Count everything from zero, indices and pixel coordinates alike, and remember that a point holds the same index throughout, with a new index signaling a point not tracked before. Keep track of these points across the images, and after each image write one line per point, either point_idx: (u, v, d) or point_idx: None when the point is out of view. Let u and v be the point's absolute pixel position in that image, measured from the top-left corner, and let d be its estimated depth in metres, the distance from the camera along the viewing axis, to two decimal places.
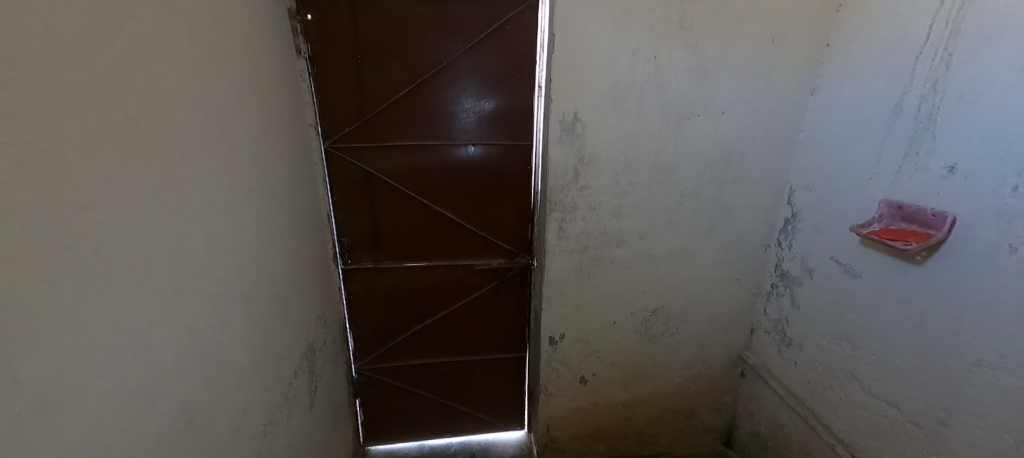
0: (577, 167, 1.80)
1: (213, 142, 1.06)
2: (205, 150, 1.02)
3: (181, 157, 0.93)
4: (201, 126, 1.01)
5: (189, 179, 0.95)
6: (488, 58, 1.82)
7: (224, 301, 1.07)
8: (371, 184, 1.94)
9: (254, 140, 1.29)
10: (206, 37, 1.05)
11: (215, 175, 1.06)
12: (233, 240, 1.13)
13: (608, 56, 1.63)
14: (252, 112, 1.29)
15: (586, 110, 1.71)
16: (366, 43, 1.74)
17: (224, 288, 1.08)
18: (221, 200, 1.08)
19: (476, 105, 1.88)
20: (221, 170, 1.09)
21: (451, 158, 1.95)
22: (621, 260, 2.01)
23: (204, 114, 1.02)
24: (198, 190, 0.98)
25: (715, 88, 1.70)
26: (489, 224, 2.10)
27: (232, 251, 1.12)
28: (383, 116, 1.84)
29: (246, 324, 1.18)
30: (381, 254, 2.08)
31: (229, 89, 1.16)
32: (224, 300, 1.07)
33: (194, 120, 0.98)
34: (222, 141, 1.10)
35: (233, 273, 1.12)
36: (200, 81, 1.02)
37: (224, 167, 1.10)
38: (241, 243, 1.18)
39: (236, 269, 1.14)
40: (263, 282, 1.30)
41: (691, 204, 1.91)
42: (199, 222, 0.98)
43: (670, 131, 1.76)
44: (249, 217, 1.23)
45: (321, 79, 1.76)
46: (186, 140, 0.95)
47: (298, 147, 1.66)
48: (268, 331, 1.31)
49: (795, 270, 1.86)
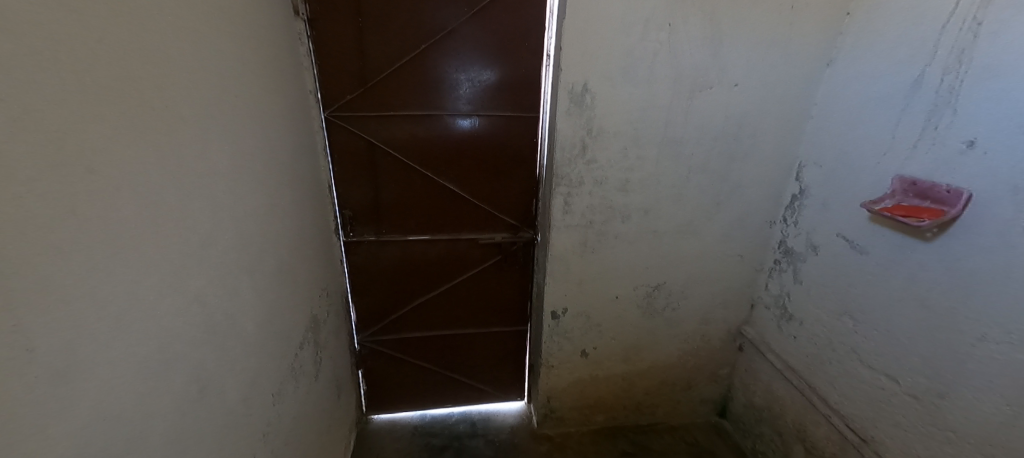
0: (585, 140, 1.76)
1: (214, 106, 1.01)
2: (207, 114, 0.97)
3: (183, 121, 0.88)
4: (201, 89, 0.95)
5: (191, 143, 0.91)
6: (496, 24, 1.74)
7: (230, 273, 1.04)
8: (373, 155, 1.89)
9: (255, 105, 1.24)
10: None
11: (216, 141, 1.01)
12: (237, 210, 1.10)
13: (621, 22, 1.56)
14: (251, 76, 1.22)
15: (597, 81, 1.65)
16: (369, 6, 1.64)
17: (230, 259, 1.05)
18: (224, 169, 1.04)
19: (482, 74, 1.82)
20: (223, 135, 1.04)
21: (456, 129, 1.90)
22: (625, 236, 2.00)
23: (204, 76, 0.97)
24: (200, 157, 0.94)
25: (730, 57, 1.64)
26: (493, 198, 2.07)
27: (236, 221, 1.09)
28: (386, 84, 1.77)
29: (253, 295, 1.16)
30: (383, 227, 2.05)
31: (228, 51, 1.09)
32: (230, 271, 1.05)
33: (194, 82, 0.93)
34: (223, 106, 1.05)
35: (238, 244, 1.09)
36: (198, 39, 0.95)
37: (225, 132, 1.06)
38: (244, 213, 1.14)
39: (241, 241, 1.11)
40: (267, 254, 1.27)
41: (698, 179, 1.88)
42: (203, 190, 0.94)
43: (682, 103, 1.71)
44: (252, 186, 1.19)
45: (321, 43, 1.67)
46: (187, 104, 0.90)
47: (299, 115, 1.60)
48: (273, 304, 1.29)
49: (800, 246, 1.86)
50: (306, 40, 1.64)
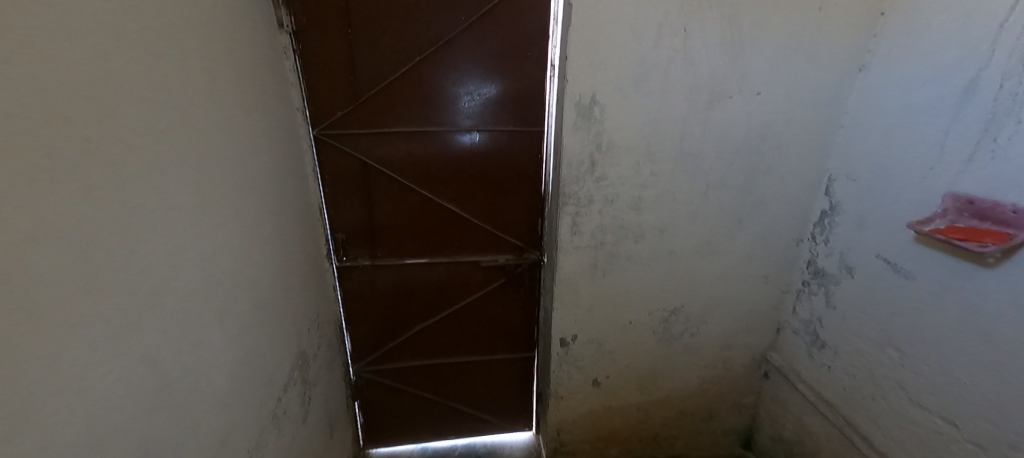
0: (594, 155, 1.63)
1: (175, 130, 0.89)
2: (164, 143, 0.85)
3: (132, 153, 0.76)
4: (156, 114, 0.83)
5: (144, 174, 0.79)
6: (495, 33, 1.62)
7: (194, 320, 0.92)
8: (367, 175, 1.76)
9: (231, 127, 1.12)
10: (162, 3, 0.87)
11: (179, 170, 0.89)
12: (206, 245, 0.98)
13: (632, 28, 1.43)
14: (225, 97, 1.11)
15: (606, 93, 1.52)
16: (359, 16, 1.52)
17: (195, 303, 0.93)
18: (188, 202, 0.92)
19: (481, 87, 1.69)
20: (188, 163, 0.93)
21: (455, 146, 1.77)
22: (639, 257, 1.85)
23: (162, 97, 0.85)
24: (156, 192, 0.82)
25: (751, 63, 1.50)
26: (496, 218, 1.93)
27: (204, 259, 0.97)
28: (379, 100, 1.65)
29: (226, 339, 1.04)
30: (378, 251, 1.92)
31: (194, 69, 0.97)
32: (194, 318, 0.92)
33: (147, 107, 0.81)
34: (188, 131, 0.93)
35: (206, 286, 0.97)
36: (154, 57, 0.84)
37: (192, 159, 0.94)
38: (216, 249, 1.02)
39: (209, 281, 0.98)
40: (244, 291, 1.15)
41: (717, 196, 1.74)
42: (160, 227, 0.82)
43: (699, 114, 1.57)
44: (226, 218, 1.07)
45: (308, 57, 1.55)
46: (136, 133, 0.78)
47: (284, 136, 1.48)
48: (252, 346, 1.16)
49: (832, 268, 1.70)
50: (292, 54, 1.52)
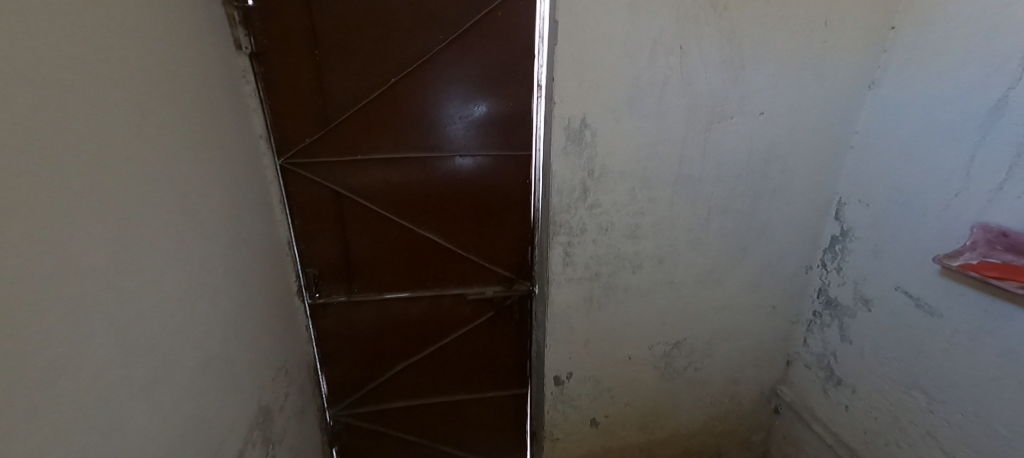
0: (586, 182, 1.50)
1: (99, 176, 0.75)
2: (89, 195, 0.72)
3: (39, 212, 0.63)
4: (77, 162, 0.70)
5: (48, 236, 0.64)
6: (476, 51, 1.50)
7: (124, 397, 0.78)
8: (341, 205, 1.62)
9: (178, 164, 0.98)
10: (81, 26, 0.74)
11: (104, 223, 0.75)
12: (143, 307, 0.83)
13: (624, 46, 1.31)
14: (174, 133, 0.98)
15: (598, 115, 1.40)
16: (326, 35, 1.39)
17: (125, 377, 0.78)
18: (121, 260, 0.78)
19: (463, 109, 1.57)
20: (118, 212, 0.78)
21: (436, 173, 1.64)
22: (637, 288, 1.71)
23: (78, 139, 0.71)
24: (74, 255, 0.68)
25: (752, 82, 1.38)
26: (482, 247, 1.80)
27: (138, 322, 0.82)
28: (352, 125, 1.52)
29: (166, 412, 0.89)
30: (355, 286, 1.77)
31: (132, 104, 0.84)
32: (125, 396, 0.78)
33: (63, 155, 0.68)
34: (122, 177, 0.80)
35: (147, 353, 0.84)
36: (68, 90, 0.70)
37: (123, 208, 0.79)
38: (161, 309, 0.89)
39: (151, 347, 0.85)
40: (196, 351, 1.00)
41: (720, 222, 1.61)
42: (69, 296, 0.67)
43: (698, 136, 1.45)
44: (173, 271, 0.93)
45: (271, 80, 1.41)
46: (47, 187, 0.64)
47: (246, 167, 1.34)
48: (204, 414, 1.02)
49: (846, 298, 1.57)
50: (252, 77, 1.38)
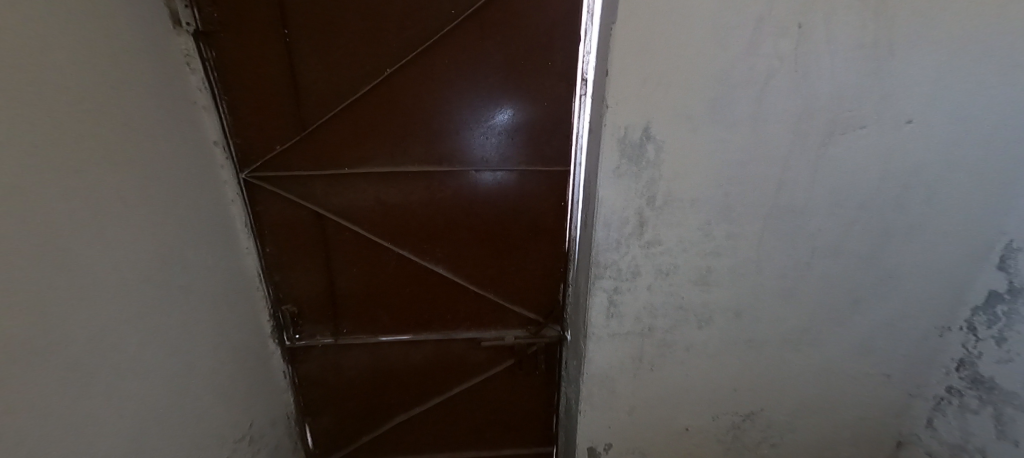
0: (642, 212, 1.11)
1: None
2: None
3: None
4: None
5: None
6: (500, 34, 1.11)
7: None
8: (324, 231, 1.28)
9: (44, 206, 0.64)
10: None
11: None
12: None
13: (713, 25, 0.90)
14: (44, 157, 0.64)
15: (666, 122, 1.00)
16: (299, 10, 1.03)
17: None
18: None
19: (481, 112, 1.19)
20: None
21: (445, 193, 1.28)
22: (702, 348, 1.31)
23: None
24: None
25: (902, 78, 0.94)
26: (501, 284, 1.45)
27: None
28: (335, 130, 1.16)
29: None
30: (345, 326, 1.45)
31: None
32: None
33: None
34: None
35: None
36: None
37: None
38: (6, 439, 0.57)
39: None
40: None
41: (826, 268, 1.18)
42: None
43: (809, 154, 1.03)
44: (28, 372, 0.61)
45: (226, 69, 1.06)
46: None
47: (190, 188, 1.01)
48: None
49: (1008, 383, 1.12)
50: (199, 64, 1.02)
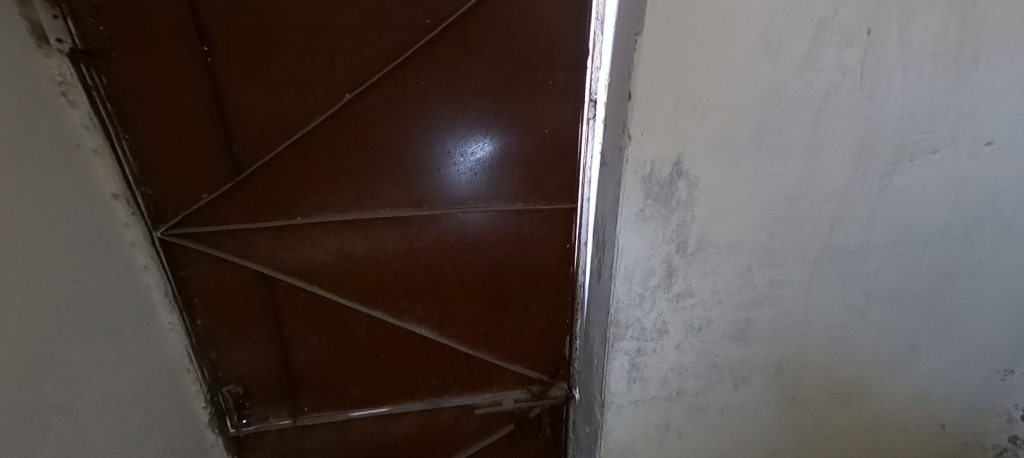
0: (672, 261, 0.91)
1: None
2: None
3: None
4: None
5: None
6: (489, 48, 0.90)
7: None
8: (274, 295, 1.02)
9: None
10: None
11: None
12: None
13: (764, 35, 0.71)
14: None
15: (702, 154, 0.80)
16: (223, 21, 0.77)
17: None
18: None
19: (465, 142, 0.97)
20: None
21: (424, 240, 1.05)
22: (738, 409, 1.11)
23: None
24: None
25: (988, 94, 0.76)
26: (496, 341, 1.22)
27: None
28: (281, 172, 0.90)
29: None
30: (306, 404, 1.18)
31: None
32: None
33: None
34: None
35: None
36: None
37: None
38: None
39: None
40: None
41: (882, 313, 0.99)
42: None
43: (869, 185, 0.84)
44: None
45: (124, 99, 0.79)
46: None
47: (84, 265, 0.74)
48: None
49: None
50: (81, 95, 0.75)
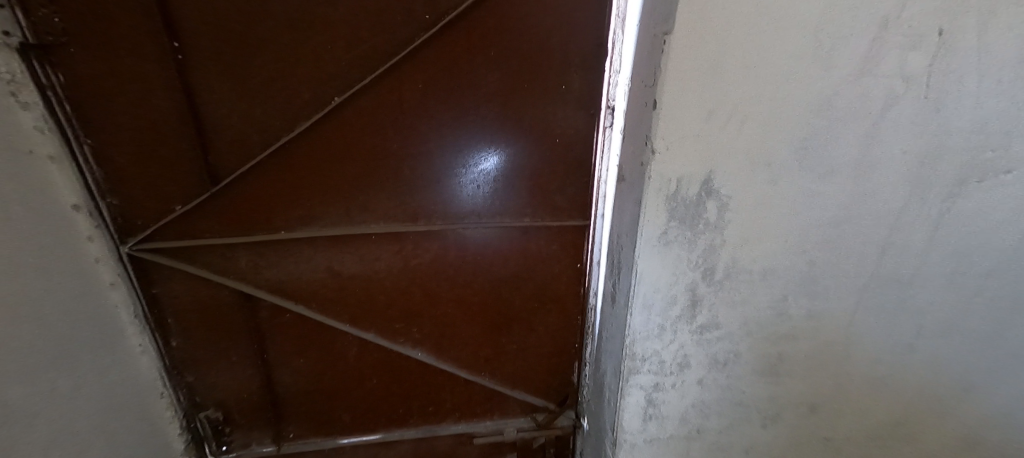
0: (697, 289, 0.81)
1: None
2: None
3: None
4: None
5: None
6: (495, 48, 0.81)
7: None
8: (257, 315, 0.93)
9: None
10: None
11: None
12: None
13: (815, 36, 0.61)
14: None
15: (736, 171, 0.70)
16: (196, 13, 0.68)
17: None
18: None
19: (468, 152, 0.88)
20: None
21: (421, 257, 0.96)
22: (765, 451, 1.00)
23: None
24: None
25: None
26: (499, 365, 1.12)
27: None
28: (264, 182, 0.82)
29: None
30: (292, 430, 1.09)
31: None
32: None
33: None
34: None
35: None
36: None
37: None
38: None
39: None
40: None
41: (938, 353, 0.85)
42: None
43: (930, 209, 0.73)
44: None
45: (87, 100, 0.71)
46: None
47: (39, 286, 0.65)
48: None
49: None
50: (34, 94, 0.66)
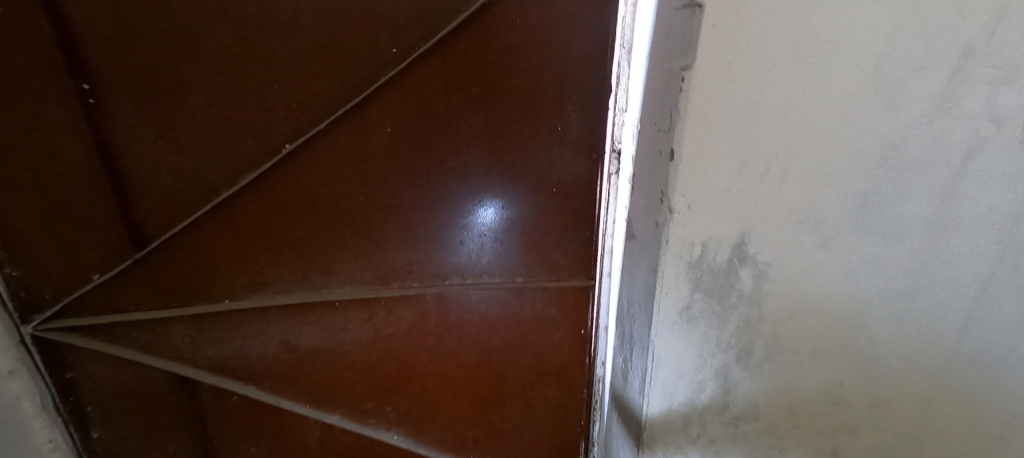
0: (730, 375, 0.64)
1: None
2: None
3: None
4: None
5: None
6: (476, 86, 0.70)
7: None
8: (199, 397, 0.79)
9: None
10: None
11: None
12: None
13: (881, 63, 0.42)
14: None
15: (775, 235, 0.54)
16: (115, 54, 0.58)
17: None
18: None
19: (447, 205, 0.76)
20: None
21: (395, 327, 0.81)
22: None
23: None
24: None
25: None
26: (490, 449, 0.95)
27: None
28: (206, 243, 0.70)
29: None
30: None
31: None
32: None
33: None
34: None
35: None
36: None
37: None
38: None
39: None
40: None
41: None
42: None
43: None
44: None
45: None
46: None
47: None
48: None
49: None
50: None
